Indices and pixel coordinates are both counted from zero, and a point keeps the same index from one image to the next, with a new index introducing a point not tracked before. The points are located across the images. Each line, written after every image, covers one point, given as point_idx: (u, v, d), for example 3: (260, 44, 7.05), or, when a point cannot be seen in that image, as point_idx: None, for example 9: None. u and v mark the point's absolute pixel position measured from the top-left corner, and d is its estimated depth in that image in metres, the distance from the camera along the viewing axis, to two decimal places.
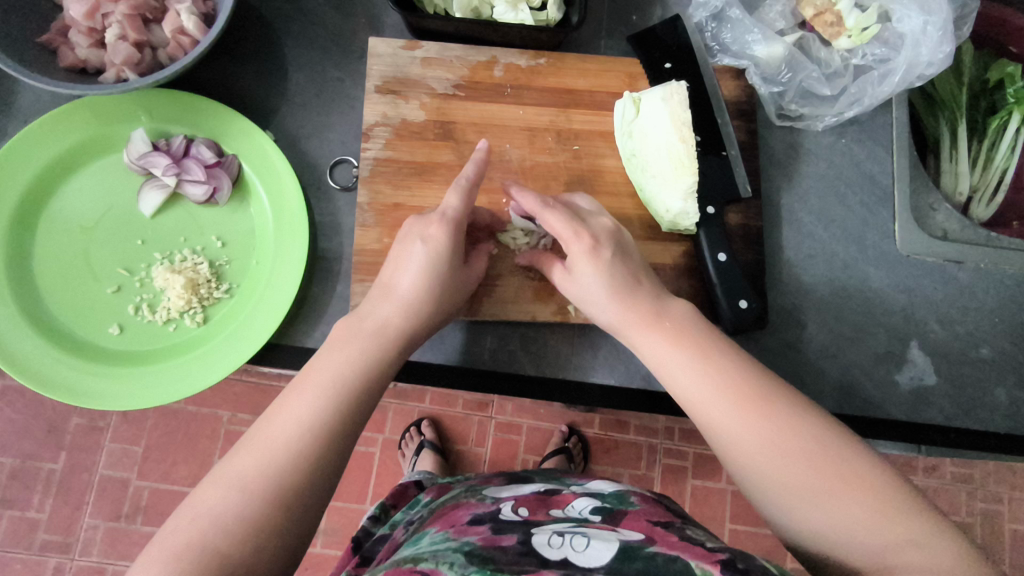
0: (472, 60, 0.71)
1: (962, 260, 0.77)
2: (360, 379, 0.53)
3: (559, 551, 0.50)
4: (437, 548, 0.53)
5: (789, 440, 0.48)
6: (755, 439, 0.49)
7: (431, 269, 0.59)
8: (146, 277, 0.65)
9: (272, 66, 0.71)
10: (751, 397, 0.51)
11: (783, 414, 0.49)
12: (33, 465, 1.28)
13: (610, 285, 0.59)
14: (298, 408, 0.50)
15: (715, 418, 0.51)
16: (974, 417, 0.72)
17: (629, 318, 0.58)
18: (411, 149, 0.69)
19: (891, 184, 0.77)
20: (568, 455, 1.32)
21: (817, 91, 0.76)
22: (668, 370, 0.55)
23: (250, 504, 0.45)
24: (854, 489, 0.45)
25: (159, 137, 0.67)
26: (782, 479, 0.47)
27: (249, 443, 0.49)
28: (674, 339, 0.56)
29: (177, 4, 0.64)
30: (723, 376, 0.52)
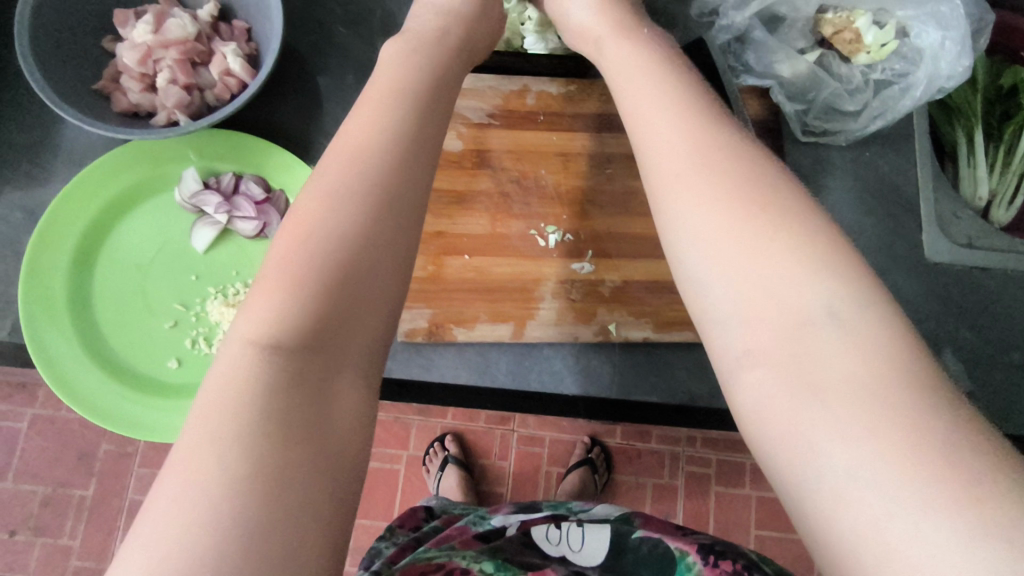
0: (505, 89, 0.73)
1: (990, 267, 0.78)
2: (405, 139, 0.50)
3: (558, 548, 0.65)
4: (449, 547, 0.62)
5: (805, 271, 0.42)
6: (763, 256, 0.43)
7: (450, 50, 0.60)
8: (201, 311, 0.67)
9: (313, 102, 0.74)
10: (784, 219, 0.44)
11: (805, 234, 0.43)
12: (65, 493, 1.30)
13: (643, 57, 0.54)
14: (348, 161, 0.48)
15: (724, 234, 0.45)
16: (1010, 422, 0.74)
17: (678, 118, 0.49)
18: (450, 178, 0.72)
19: (917, 194, 0.79)
20: (591, 466, 1.34)
21: (840, 107, 0.78)
22: (684, 199, 0.47)
23: (329, 249, 0.44)
24: (808, 277, 0.42)
25: (209, 175, 0.69)
26: (785, 306, 0.42)
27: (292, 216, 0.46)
28: (666, 99, 0.51)
29: (224, 48, 0.68)
30: (755, 197, 0.45)
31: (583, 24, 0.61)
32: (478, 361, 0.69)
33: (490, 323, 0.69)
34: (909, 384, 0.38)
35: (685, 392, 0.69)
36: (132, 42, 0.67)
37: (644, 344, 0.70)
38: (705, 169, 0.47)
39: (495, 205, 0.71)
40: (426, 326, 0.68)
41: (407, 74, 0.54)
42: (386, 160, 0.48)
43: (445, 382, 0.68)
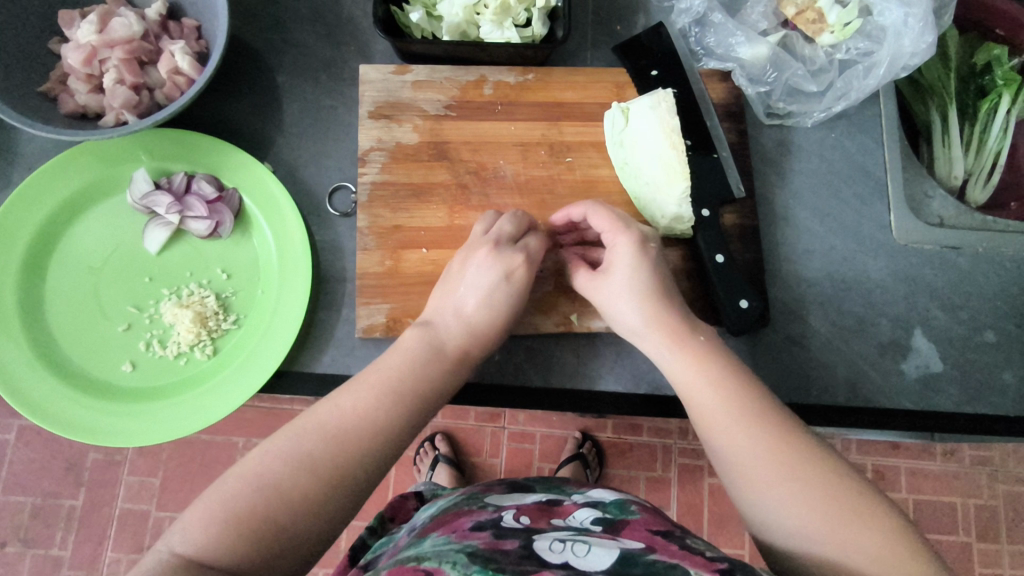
0: (462, 80, 0.72)
1: (961, 246, 0.77)
2: (424, 393, 0.57)
3: (559, 555, 0.51)
4: (441, 548, 0.54)
5: (825, 502, 0.48)
6: (792, 483, 0.49)
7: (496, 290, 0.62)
8: (155, 314, 0.66)
9: (266, 99, 0.72)
10: (850, 500, 0.48)
11: (813, 463, 0.50)
12: (54, 503, 1.29)
13: (643, 289, 0.60)
14: (361, 405, 0.53)
15: (738, 449, 0.52)
16: (983, 402, 0.73)
17: (689, 350, 0.57)
18: (408, 171, 0.70)
19: (884, 174, 0.78)
20: (583, 461, 1.32)
21: (804, 88, 0.77)
22: (697, 411, 0.55)
23: (314, 485, 0.49)
24: (855, 516, 0.47)
25: (160, 175, 0.68)
26: (820, 526, 0.47)
27: (297, 433, 0.51)
28: (708, 363, 0.56)
29: (171, 46, 0.66)
30: (811, 470, 0.49)
31: (629, 323, 0.61)
32: None
33: None
34: None
35: (650, 381, 0.68)
36: (76, 43, 0.66)
37: (608, 333, 0.69)
38: (719, 396, 0.54)
39: (455, 198, 0.70)
40: (384, 321, 0.67)
41: (408, 359, 0.58)
42: (396, 412, 0.54)
43: None
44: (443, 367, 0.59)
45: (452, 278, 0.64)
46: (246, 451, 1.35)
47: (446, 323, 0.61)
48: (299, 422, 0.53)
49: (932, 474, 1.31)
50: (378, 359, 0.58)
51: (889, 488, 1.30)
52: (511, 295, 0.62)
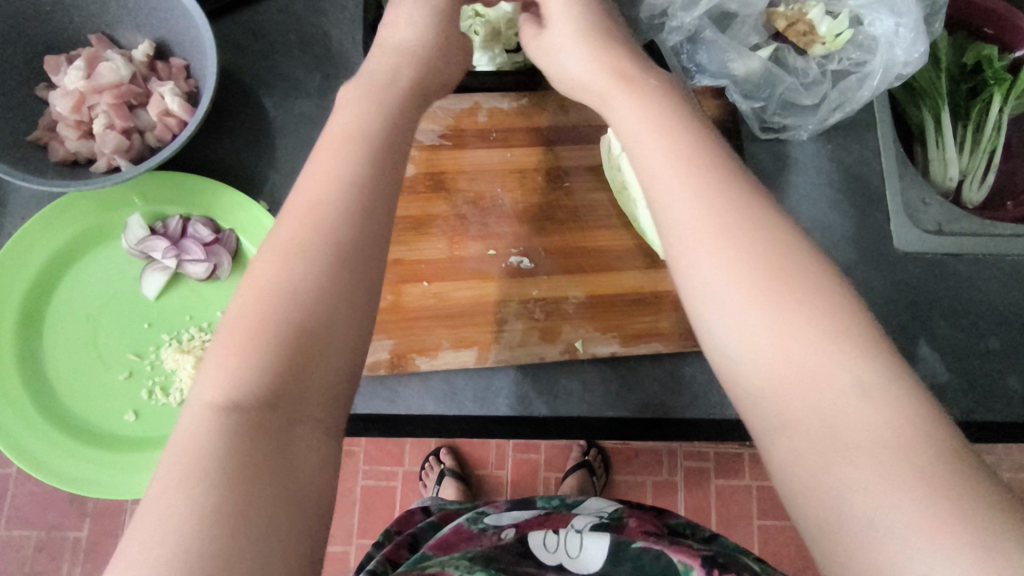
0: (455, 108, 0.72)
1: (960, 253, 0.78)
2: (391, 185, 0.47)
3: (555, 555, 0.60)
4: (443, 557, 0.59)
5: (827, 341, 0.37)
6: (784, 321, 0.38)
7: (423, 64, 0.57)
8: (156, 360, 0.65)
9: (261, 136, 0.72)
10: (817, 300, 0.39)
11: (789, 259, 0.40)
12: (60, 535, 1.28)
13: (614, 73, 0.52)
14: (316, 215, 0.43)
15: (718, 271, 0.41)
16: (989, 409, 0.73)
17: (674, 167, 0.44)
18: (405, 204, 0.70)
19: (881, 183, 0.78)
20: (589, 469, 1.31)
21: (797, 101, 0.77)
22: (669, 190, 0.44)
23: (292, 313, 0.40)
24: (823, 321, 0.38)
25: (155, 219, 0.68)
26: (819, 378, 0.37)
27: (259, 270, 0.42)
28: (677, 135, 0.46)
29: (161, 88, 0.66)
30: (779, 264, 0.40)
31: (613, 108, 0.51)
32: (444, 389, 0.67)
33: (454, 350, 0.67)
34: (926, 435, 0.34)
35: (657, 405, 0.68)
36: (65, 90, 0.65)
37: (613, 359, 0.69)
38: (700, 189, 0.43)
39: (453, 229, 0.70)
40: (388, 358, 0.67)
41: (353, 130, 0.48)
42: (354, 204, 0.44)
43: (411, 414, 0.67)
44: (390, 161, 0.48)
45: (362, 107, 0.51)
46: None
47: (354, 159, 0.46)
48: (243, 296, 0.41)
49: None
50: (294, 198, 0.45)
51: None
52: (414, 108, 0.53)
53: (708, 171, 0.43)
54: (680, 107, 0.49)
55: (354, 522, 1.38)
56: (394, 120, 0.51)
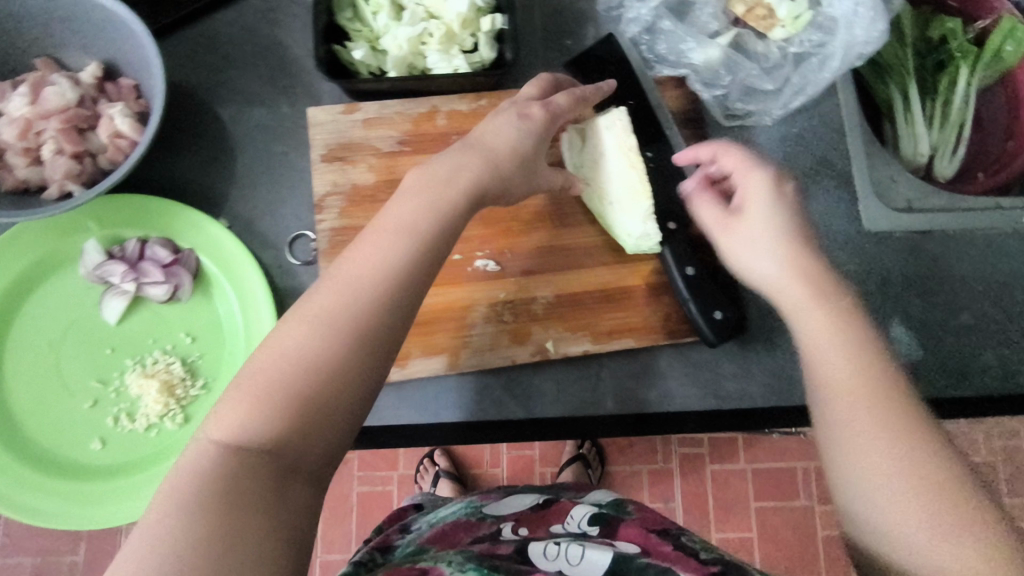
0: (413, 113, 0.71)
1: (931, 230, 0.77)
2: (436, 229, 0.53)
3: (553, 562, 0.54)
4: (438, 553, 0.57)
5: (886, 413, 0.46)
6: (859, 389, 0.47)
7: (522, 137, 0.60)
8: (121, 387, 0.64)
9: (217, 152, 0.71)
10: (880, 397, 0.46)
11: (865, 362, 0.48)
12: (55, 560, 1.27)
13: (785, 226, 0.55)
14: (379, 256, 0.50)
15: (811, 335, 0.50)
16: (966, 383, 0.73)
17: (756, 228, 0.56)
18: (368, 214, 0.68)
19: (848, 165, 0.78)
20: (583, 461, 1.33)
21: (759, 87, 0.76)
22: (755, 249, 0.55)
23: (327, 349, 0.46)
24: (890, 416, 0.46)
25: (112, 243, 0.66)
26: (878, 465, 0.44)
27: (326, 292, 0.49)
28: (789, 228, 0.55)
29: (109, 109, 0.64)
30: (851, 366, 0.48)
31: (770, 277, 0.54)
32: (417, 397, 0.67)
33: (424, 357, 0.67)
34: (970, 512, 0.42)
35: (633, 399, 0.68)
36: (10, 117, 0.64)
37: (585, 357, 0.68)
38: (790, 259, 0.53)
39: None
40: None
41: (417, 197, 0.54)
42: (416, 260, 0.51)
43: (385, 424, 0.66)
44: (446, 226, 0.54)
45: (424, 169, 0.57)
46: None
47: (433, 225, 0.53)
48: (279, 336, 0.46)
49: None
50: (376, 222, 0.54)
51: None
52: (513, 164, 0.59)
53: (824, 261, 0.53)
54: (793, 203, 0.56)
55: (352, 528, 1.38)
56: (468, 174, 0.57)
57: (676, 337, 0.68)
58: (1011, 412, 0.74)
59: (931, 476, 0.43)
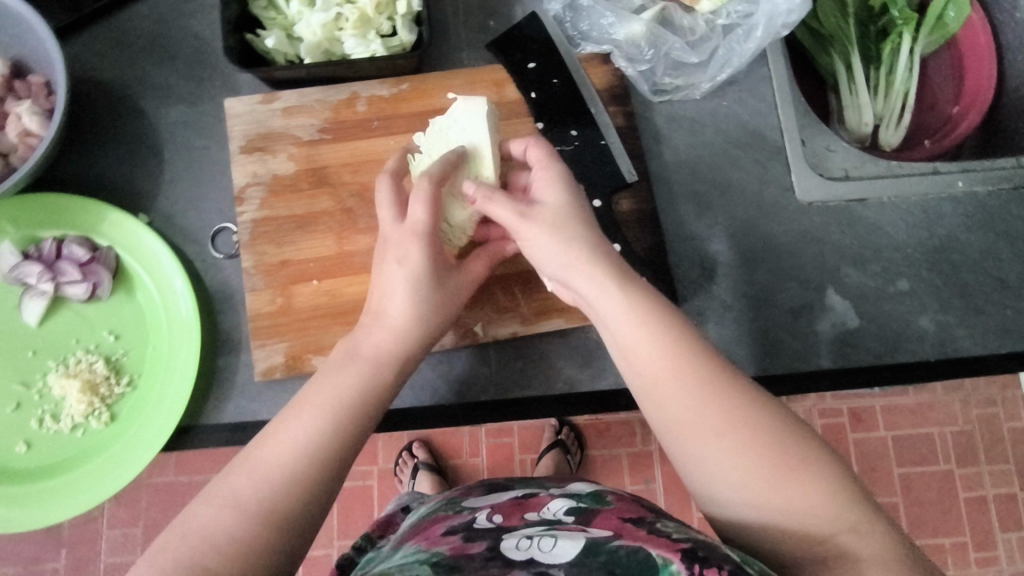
0: (333, 100, 0.70)
1: (865, 198, 0.77)
2: (361, 400, 0.53)
3: (526, 552, 0.46)
4: (408, 561, 0.50)
5: (701, 378, 0.48)
6: (674, 364, 0.49)
7: (416, 291, 0.58)
8: (44, 388, 0.64)
9: (135, 147, 0.69)
10: (733, 422, 0.46)
11: (710, 394, 0.47)
12: (37, 569, 1.24)
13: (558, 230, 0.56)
14: (297, 432, 0.49)
15: (620, 317, 0.51)
16: (902, 350, 0.73)
17: (556, 218, 0.56)
18: (289, 203, 0.68)
19: (780, 136, 0.77)
20: (563, 447, 1.28)
21: (685, 60, 0.76)
22: (561, 233, 0.56)
23: (243, 526, 0.44)
24: (748, 445, 0.45)
25: (30, 244, 0.65)
26: (760, 495, 0.44)
27: (241, 469, 0.47)
28: (606, 270, 0.54)
29: (17, 108, 0.64)
30: (704, 407, 0.47)
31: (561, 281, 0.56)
32: None
33: None
34: (841, 500, 0.43)
35: (566, 380, 0.68)
36: None
37: (515, 339, 0.69)
38: (587, 243, 0.55)
39: (341, 224, 0.68)
40: (283, 361, 0.65)
41: (337, 385, 0.53)
42: (334, 420, 0.51)
43: None
44: (368, 413, 0.53)
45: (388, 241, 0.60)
46: None
47: (353, 398, 0.52)
48: (254, 450, 0.48)
49: (904, 409, 1.30)
50: (296, 398, 0.53)
51: (865, 428, 1.30)
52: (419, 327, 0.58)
53: (634, 291, 0.52)
54: (590, 232, 0.56)
55: (334, 524, 1.32)
56: (380, 346, 0.56)
57: None
58: (949, 377, 0.74)
59: (751, 427, 0.46)
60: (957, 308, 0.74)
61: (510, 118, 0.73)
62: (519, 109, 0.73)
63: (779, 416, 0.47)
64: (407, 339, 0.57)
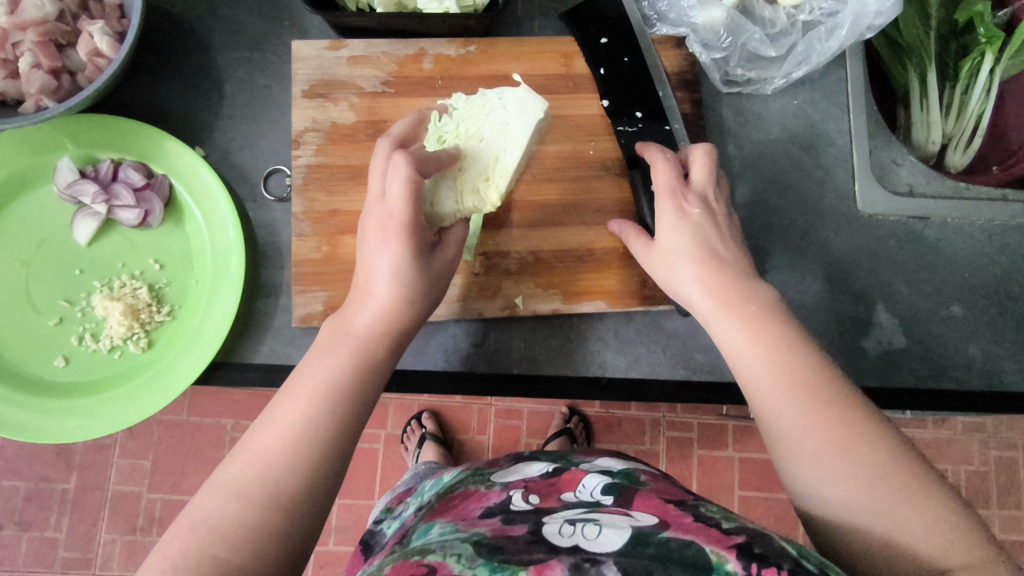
0: (400, 54, 0.69)
1: (928, 216, 0.74)
2: (358, 375, 0.53)
3: (569, 539, 0.47)
4: (447, 539, 0.50)
5: (822, 408, 0.48)
6: (800, 391, 0.49)
7: (398, 275, 0.56)
8: (87, 307, 0.64)
9: (197, 79, 0.69)
10: (844, 434, 0.46)
11: (821, 401, 0.48)
12: (48, 487, 1.26)
13: (695, 242, 0.57)
14: (290, 413, 0.51)
15: (735, 341, 0.52)
16: (947, 377, 0.71)
17: (668, 247, 0.59)
18: (344, 152, 0.68)
19: (850, 143, 0.74)
20: (570, 436, 1.27)
21: (762, 53, 0.72)
22: (673, 264, 0.58)
23: (252, 504, 0.47)
24: (857, 458, 0.45)
25: (87, 163, 0.66)
26: (870, 508, 0.44)
27: (241, 455, 0.50)
28: (728, 289, 0.55)
29: (89, 26, 0.63)
30: (815, 415, 0.47)
31: (687, 293, 0.57)
32: None
33: None
34: (952, 525, 0.43)
35: (599, 363, 0.67)
36: None
37: (555, 316, 0.68)
38: (703, 273, 0.56)
39: None
40: (322, 310, 0.65)
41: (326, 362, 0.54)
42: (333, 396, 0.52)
43: None
44: (356, 380, 0.53)
45: (385, 241, 0.56)
46: (235, 433, 1.30)
47: (344, 375, 0.53)
48: (249, 434, 0.51)
49: (922, 442, 1.28)
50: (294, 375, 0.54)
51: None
52: (413, 305, 0.57)
53: (753, 309, 0.53)
54: (715, 252, 0.57)
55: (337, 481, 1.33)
56: (369, 320, 0.56)
57: (650, 303, 0.67)
58: (991, 412, 0.72)
59: (860, 439, 0.46)
60: (1009, 340, 0.72)
61: (575, 92, 0.72)
62: (586, 83, 0.72)
63: (888, 433, 0.47)
64: (389, 317, 0.56)
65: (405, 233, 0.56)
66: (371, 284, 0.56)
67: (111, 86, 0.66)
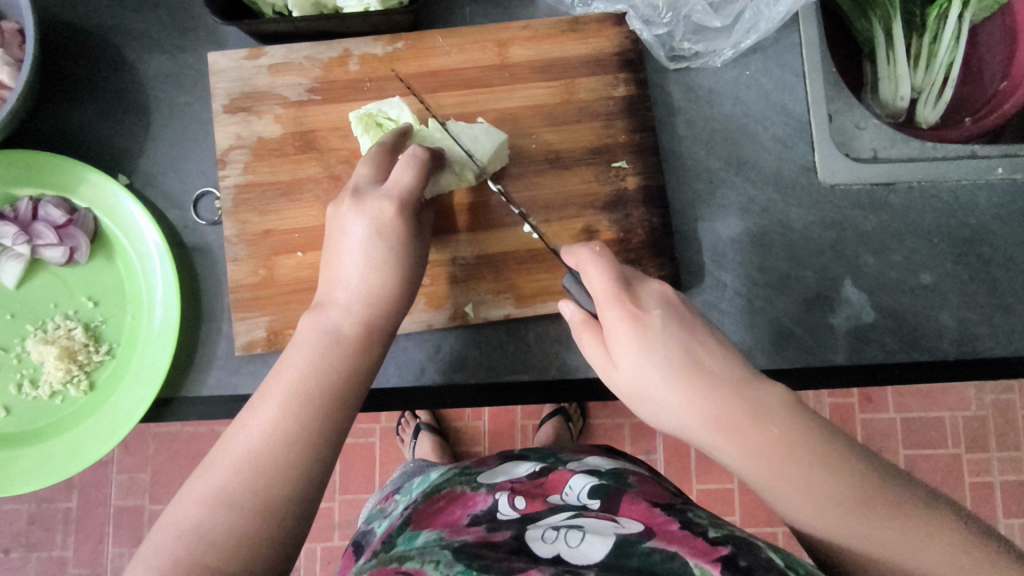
0: (323, 58, 0.66)
1: (893, 181, 0.71)
2: (344, 379, 0.51)
3: (552, 546, 0.47)
4: (426, 545, 0.49)
5: (848, 499, 0.43)
6: (842, 516, 0.43)
7: (372, 253, 0.55)
8: (23, 353, 0.63)
9: (113, 102, 0.66)
10: (867, 518, 0.42)
11: (834, 490, 0.43)
12: (50, 508, 1.26)
13: (668, 368, 0.46)
14: (265, 415, 0.49)
15: (742, 463, 0.45)
16: (920, 348, 0.69)
17: (636, 380, 0.48)
18: (274, 168, 0.65)
19: (807, 112, 0.71)
20: (565, 414, 1.25)
21: (708, 24, 0.69)
22: (650, 393, 0.47)
23: (238, 515, 0.45)
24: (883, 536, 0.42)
25: (6, 202, 0.63)
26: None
27: (219, 467, 0.47)
28: (716, 405, 0.45)
29: None
30: (836, 505, 0.43)
31: (679, 424, 0.47)
32: None
33: None
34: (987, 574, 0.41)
35: (559, 365, 0.65)
36: None
37: (508, 321, 0.66)
38: (692, 401, 0.46)
39: (326, 191, 0.65)
40: (265, 336, 0.63)
41: (307, 362, 0.52)
42: (317, 402, 0.50)
43: None
44: (338, 382, 0.51)
45: (383, 227, 0.56)
46: None
47: (322, 379, 0.51)
48: (224, 441, 0.49)
49: (918, 392, 1.26)
50: (271, 376, 0.52)
51: (874, 409, 1.26)
52: (396, 294, 0.55)
53: (750, 428, 0.44)
54: (694, 363, 0.46)
55: (336, 479, 1.32)
56: (351, 315, 0.54)
57: None
58: (968, 378, 0.70)
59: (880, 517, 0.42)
60: (982, 305, 0.69)
61: (513, 83, 0.68)
62: (522, 72, 0.68)
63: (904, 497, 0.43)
64: (373, 309, 0.54)
65: (403, 207, 0.56)
66: (365, 271, 0.55)
67: (19, 118, 0.62)
